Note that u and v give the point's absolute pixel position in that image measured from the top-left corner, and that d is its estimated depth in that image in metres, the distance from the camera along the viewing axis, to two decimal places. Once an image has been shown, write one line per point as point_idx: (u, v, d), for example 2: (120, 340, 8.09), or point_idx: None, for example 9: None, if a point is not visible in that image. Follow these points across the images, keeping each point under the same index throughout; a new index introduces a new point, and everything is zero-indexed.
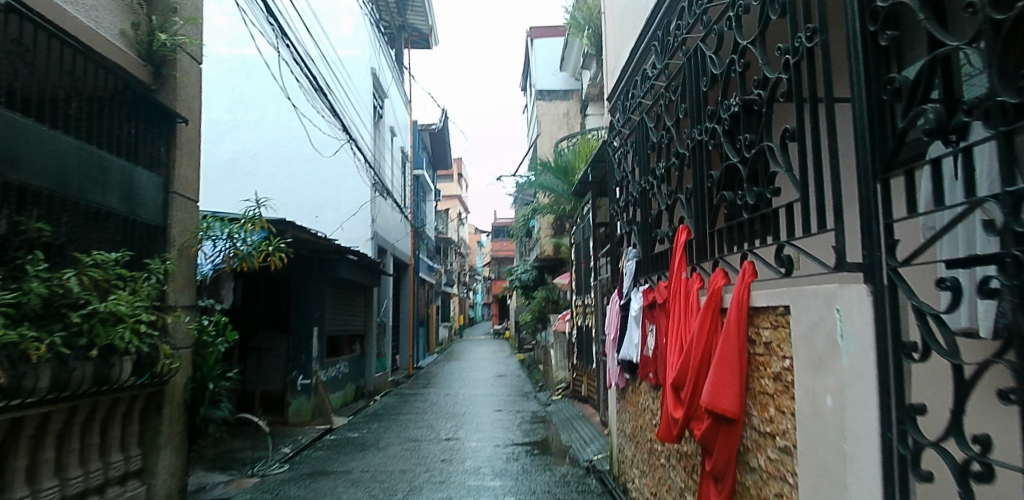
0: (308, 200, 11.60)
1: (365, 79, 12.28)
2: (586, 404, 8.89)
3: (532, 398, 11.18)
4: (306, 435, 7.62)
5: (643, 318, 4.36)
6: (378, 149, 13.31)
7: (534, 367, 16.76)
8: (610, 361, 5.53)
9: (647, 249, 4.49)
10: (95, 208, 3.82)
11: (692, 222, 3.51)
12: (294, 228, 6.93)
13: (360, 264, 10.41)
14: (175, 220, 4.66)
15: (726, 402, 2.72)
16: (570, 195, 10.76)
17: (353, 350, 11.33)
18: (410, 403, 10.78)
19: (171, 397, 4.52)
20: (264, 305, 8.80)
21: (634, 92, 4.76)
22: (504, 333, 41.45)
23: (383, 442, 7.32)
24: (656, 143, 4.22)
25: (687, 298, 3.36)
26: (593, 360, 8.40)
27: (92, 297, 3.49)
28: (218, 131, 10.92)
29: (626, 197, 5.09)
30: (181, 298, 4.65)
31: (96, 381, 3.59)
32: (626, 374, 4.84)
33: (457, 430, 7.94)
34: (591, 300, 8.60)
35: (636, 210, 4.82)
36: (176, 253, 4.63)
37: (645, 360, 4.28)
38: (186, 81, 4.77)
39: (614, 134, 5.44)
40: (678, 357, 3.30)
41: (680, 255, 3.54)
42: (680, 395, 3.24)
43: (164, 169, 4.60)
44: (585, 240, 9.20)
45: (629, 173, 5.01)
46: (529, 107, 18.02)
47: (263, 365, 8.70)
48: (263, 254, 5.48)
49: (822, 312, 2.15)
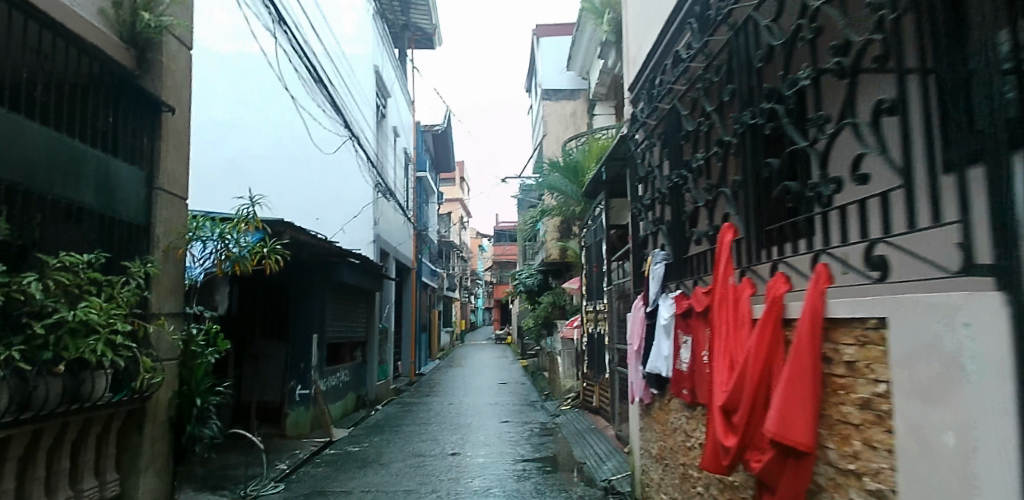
0: (309, 202, 11.18)
1: (368, 77, 11.89)
2: (598, 415, 8.43)
3: (540, 407, 10.71)
4: (304, 450, 7.19)
5: (676, 328, 3.93)
6: (380, 149, 12.88)
7: (539, 375, 16.28)
8: (631, 374, 5.10)
9: (678, 251, 4.06)
10: (69, 206, 3.42)
11: (741, 221, 3.10)
12: (293, 229, 6.51)
13: (364, 268, 9.99)
14: (160, 218, 4.24)
15: (797, 434, 2.30)
16: (580, 197, 10.33)
17: (354, 357, 10.90)
18: (414, 412, 10.33)
19: (153, 414, 4.10)
20: (262, 311, 8.35)
21: (662, 78, 4.33)
22: (506, 338, 40.95)
23: (385, 458, 6.88)
24: (691, 132, 3.81)
25: (737, 307, 2.95)
26: (605, 370, 7.95)
27: (59, 305, 3.07)
28: (219, 132, 10.30)
29: (651, 195, 4.66)
30: (166, 304, 4.23)
31: (65, 400, 3.18)
32: (653, 389, 4.40)
33: (464, 444, 7.49)
34: (604, 306, 8.16)
35: (664, 208, 4.40)
36: (160, 254, 4.21)
37: (678, 374, 3.85)
38: (174, 67, 4.36)
39: (636, 128, 5.01)
40: (727, 377, 2.88)
41: (726, 258, 3.12)
42: (731, 420, 2.82)
43: (148, 163, 4.19)
44: (597, 243, 8.77)
45: (656, 168, 4.58)
46: (534, 108, 17.60)
47: (261, 374, 8.14)
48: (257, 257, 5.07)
49: (943, 328, 1.65)
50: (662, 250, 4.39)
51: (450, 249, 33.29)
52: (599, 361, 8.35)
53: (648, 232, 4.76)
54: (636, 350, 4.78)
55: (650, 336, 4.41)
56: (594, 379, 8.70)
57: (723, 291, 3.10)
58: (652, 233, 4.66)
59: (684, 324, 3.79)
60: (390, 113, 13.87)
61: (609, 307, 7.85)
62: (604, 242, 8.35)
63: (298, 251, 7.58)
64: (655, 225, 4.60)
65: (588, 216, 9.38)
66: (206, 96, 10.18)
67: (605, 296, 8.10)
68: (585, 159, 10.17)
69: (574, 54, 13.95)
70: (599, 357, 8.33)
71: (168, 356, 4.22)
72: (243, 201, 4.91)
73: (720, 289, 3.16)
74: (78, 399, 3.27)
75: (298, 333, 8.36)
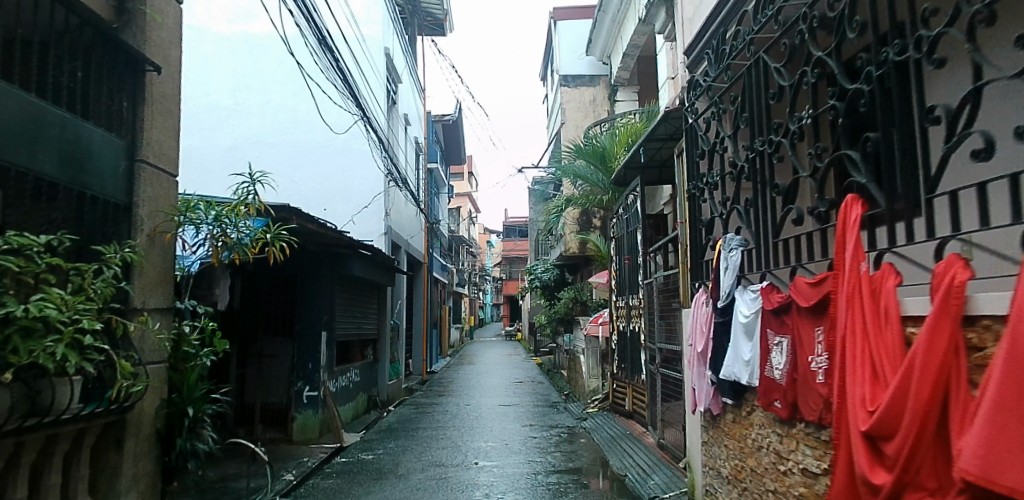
0: (318, 192, 10.47)
1: (381, 60, 11.22)
2: (631, 420, 7.74)
3: (563, 409, 10.02)
4: (313, 457, 6.58)
5: (763, 327, 3.23)
6: (392, 137, 12.22)
7: (557, 373, 15.58)
8: (687, 378, 4.43)
9: (762, 234, 3.35)
10: (26, 176, 2.75)
11: (875, 192, 2.36)
12: (300, 216, 5.85)
13: (375, 260, 9.30)
14: (144, 195, 3.53)
15: (1009, 475, 1.46)
16: (608, 184, 9.59)
17: (365, 355, 10.27)
18: (430, 415, 9.68)
19: (136, 427, 3.42)
20: (266, 306, 7.70)
21: (740, 30, 3.60)
22: (515, 335, 40.26)
23: (404, 467, 6.28)
24: (782, 90, 3.09)
25: (879, 302, 2.25)
26: (641, 371, 7.25)
27: (7, 297, 2.42)
28: (219, 116, 9.90)
29: (719, 172, 3.94)
30: (151, 300, 3.54)
31: (15, 414, 2.52)
32: (725, 398, 3.71)
33: (487, 452, 6.88)
34: (639, 301, 7.45)
35: (738, 185, 3.69)
36: (145, 240, 3.51)
37: (768, 383, 3.17)
38: (161, 20, 3.68)
39: (698, 95, 4.28)
40: (870, 393, 2.18)
41: (854, 239, 2.41)
42: (880, 449, 2.13)
43: (129, 131, 3.49)
44: (629, 234, 8.02)
45: (727, 140, 3.85)
46: (549, 96, 16.85)
47: (263, 374, 7.63)
48: (260, 243, 4.45)
49: None
50: (734, 234, 3.68)
51: (460, 243, 32.57)
52: (633, 362, 7.64)
53: (712, 215, 4.04)
54: (696, 352, 4.10)
55: (723, 336, 3.71)
56: (625, 380, 8.00)
57: (852, 283, 2.39)
58: (719, 216, 3.95)
59: (779, 324, 3.10)
60: (401, 100, 13.18)
61: (646, 303, 7.13)
62: (638, 232, 7.60)
63: (304, 241, 7.01)
64: (724, 207, 3.89)
65: (618, 206, 8.65)
66: (204, 80, 9.82)
67: (641, 291, 7.37)
68: (614, 144, 9.39)
69: (595, 37, 13.15)
70: (633, 357, 7.62)
71: (154, 361, 3.55)
72: (245, 178, 4.23)
73: (845, 279, 2.45)
74: (35, 413, 2.63)
75: (305, 329, 7.65)
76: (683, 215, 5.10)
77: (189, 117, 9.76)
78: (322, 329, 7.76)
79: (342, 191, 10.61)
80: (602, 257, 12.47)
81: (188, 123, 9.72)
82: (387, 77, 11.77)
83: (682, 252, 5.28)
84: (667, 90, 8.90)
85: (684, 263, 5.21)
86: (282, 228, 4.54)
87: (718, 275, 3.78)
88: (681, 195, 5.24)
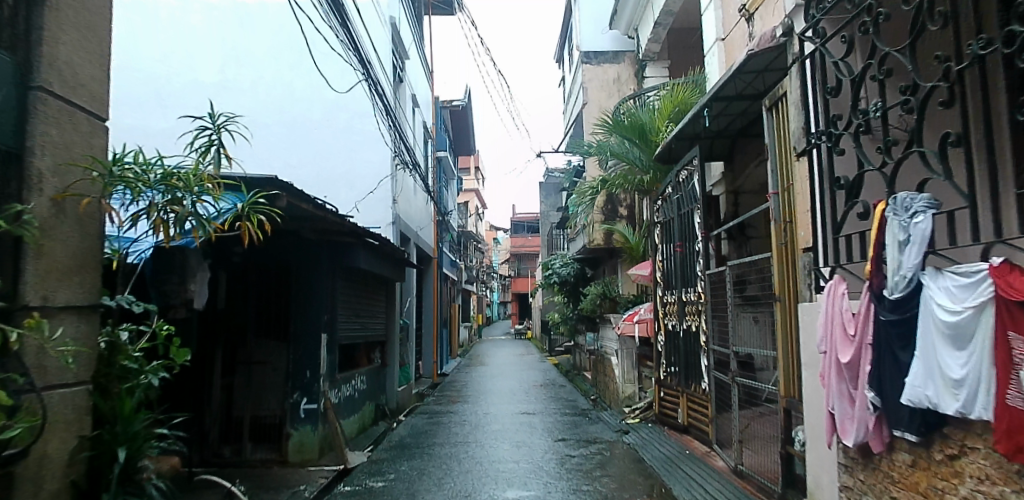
0: (316, 178, 9.32)
1: (386, 30, 10.07)
2: (686, 435, 6.57)
3: (597, 419, 8.79)
4: (310, 485, 5.45)
5: (1000, 330, 1.96)
6: (400, 115, 11.06)
7: (579, 376, 14.42)
8: (813, 396, 3.26)
9: (986, 187, 2.14)
10: None
11: None
12: (292, 192, 4.69)
13: (383, 252, 8.13)
14: (42, 138, 2.36)
15: None
16: (652, 163, 8.34)
17: (373, 360, 9.15)
18: (446, 427, 8.49)
19: (35, 486, 2.23)
20: (256, 306, 6.54)
21: None
22: (526, 334, 39.14)
23: (422, 499, 5.10)
24: None
25: None
26: (701, 379, 6.09)
27: None
28: (207, 94, 8.70)
29: (877, 105, 2.72)
30: (57, 294, 2.37)
31: None
32: (899, 431, 2.55)
33: (522, 477, 5.70)
34: (695, 295, 6.29)
35: (920, 123, 2.48)
36: (44, 205, 2.33)
37: (1016, 420, 1.89)
38: None
39: (827, 8, 3.07)
40: None
41: None
42: None
43: (22, 42, 2.34)
44: (681, 217, 6.82)
45: (892, 57, 2.61)
46: (568, 77, 15.64)
47: (255, 385, 6.50)
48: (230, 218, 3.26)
49: None
50: (918, 192, 2.46)
51: (468, 239, 31.45)
52: (689, 367, 6.44)
53: (861, 170, 2.84)
54: (840, 363, 2.93)
55: (895, 342, 2.55)
56: (677, 387, 6.85)
57: None
58: (875, 170, 2.74)
59: None
60: (408, 80, 12.01)
61: (708, 297, 5.91)
62: (693, 214, 6.40)
63: (299, 227, 5.93)
64: (887, 155, 2.67)
65: (663, 186, 7.43)
66: (189, 52, 8.64)
67: (699, 283, 6.15)
68: (654, 117, 8.18)
69: (619, 8, 11.98)
70: (691, 362, 6.42)
71: (61, 383, 2.39)
72: (202, 125, 2.87)
73: None
74: None
75: (302, 332, 6.51)
76: (789, 180, 3.91)
77: (170, 93, 8.49)
78: (322, 331, 6.62)
79: (346, 175, 9.48)
80: (632, 248, 11.29)
81: (172, 100, 8.46)
82: (393, 50, 10.63)
83: (777, 232, 4.15)
84: (715, 54, 7.72)
85: (782, 245, 4.07)
86: (260, 196, 3.40)
87: (888, 259, 2.60)
88: (781, 158, 4.07)
